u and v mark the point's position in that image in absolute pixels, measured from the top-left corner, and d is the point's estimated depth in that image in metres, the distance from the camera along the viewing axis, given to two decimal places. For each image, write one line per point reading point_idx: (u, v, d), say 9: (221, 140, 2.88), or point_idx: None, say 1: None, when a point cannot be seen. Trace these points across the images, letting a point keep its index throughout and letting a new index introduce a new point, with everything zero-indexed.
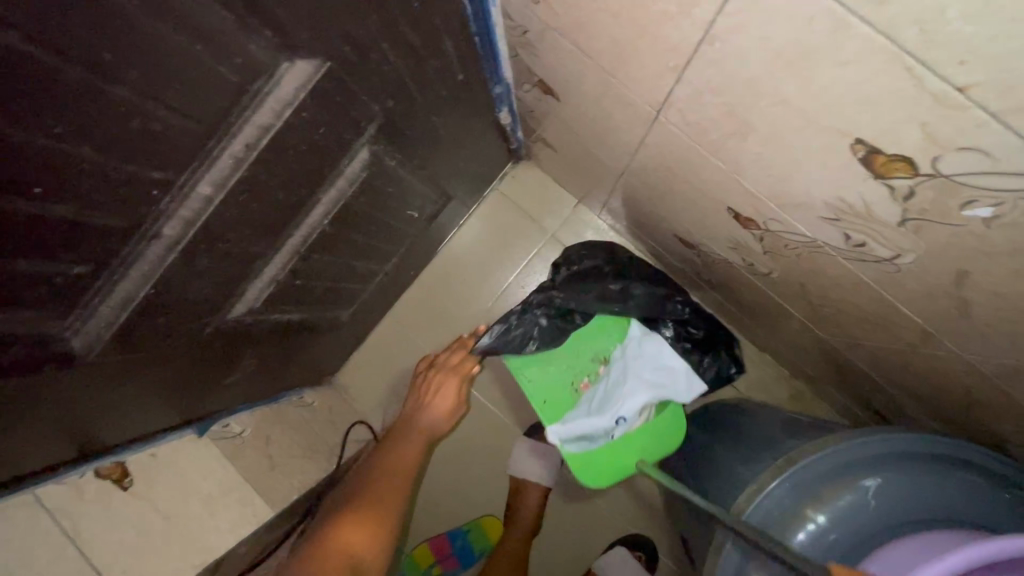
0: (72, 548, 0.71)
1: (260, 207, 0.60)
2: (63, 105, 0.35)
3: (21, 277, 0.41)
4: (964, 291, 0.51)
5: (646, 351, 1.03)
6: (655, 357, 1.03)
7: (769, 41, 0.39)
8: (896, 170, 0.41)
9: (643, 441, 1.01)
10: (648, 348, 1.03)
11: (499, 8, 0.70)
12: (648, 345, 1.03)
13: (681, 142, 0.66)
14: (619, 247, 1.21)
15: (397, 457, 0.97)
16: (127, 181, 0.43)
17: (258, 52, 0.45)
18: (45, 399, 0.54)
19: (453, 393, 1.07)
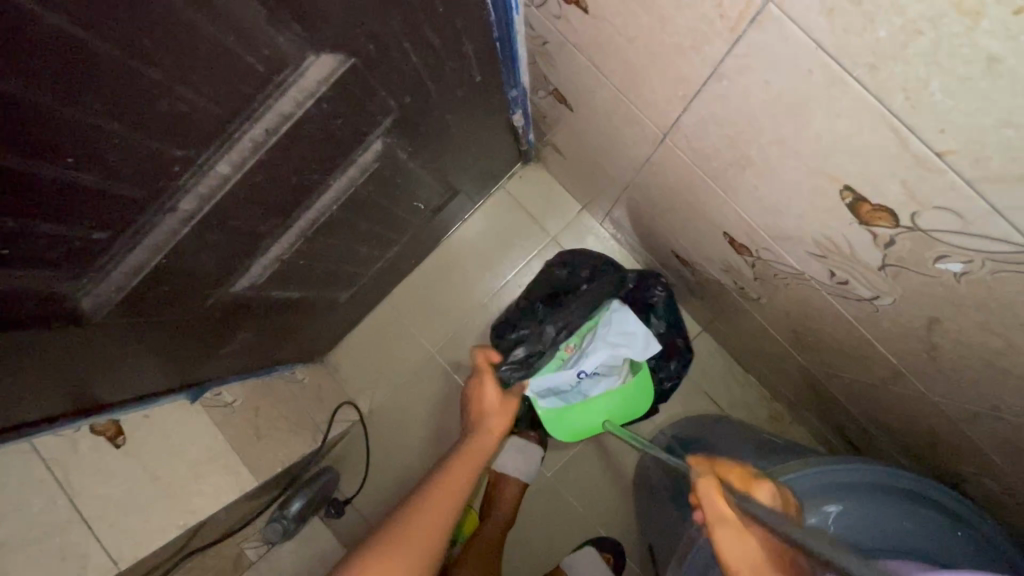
0: (63, 499, 0.71)
1: (274, 188, 0.62)
2: (99, 83, 0.37)
3: (43, 237, 0.43)
4: (935, 337, 0.53)
5: (614, 318, 1.13)
6: (620, 323, 1.12)
7: (772, 85, 0.42)
8: (879, 219, 0.44)
9: (612, 401, 1.17)
10: (614, 313, 1.13)
11: (522, 17, 0.73)
12: (616, 312, 1.13)
13: (684, 165, 0.68)
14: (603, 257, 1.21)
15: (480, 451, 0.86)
16: (153, 157, 0.45)
17: (285, 44, 0.46)
18: (51, 353, 0.56)
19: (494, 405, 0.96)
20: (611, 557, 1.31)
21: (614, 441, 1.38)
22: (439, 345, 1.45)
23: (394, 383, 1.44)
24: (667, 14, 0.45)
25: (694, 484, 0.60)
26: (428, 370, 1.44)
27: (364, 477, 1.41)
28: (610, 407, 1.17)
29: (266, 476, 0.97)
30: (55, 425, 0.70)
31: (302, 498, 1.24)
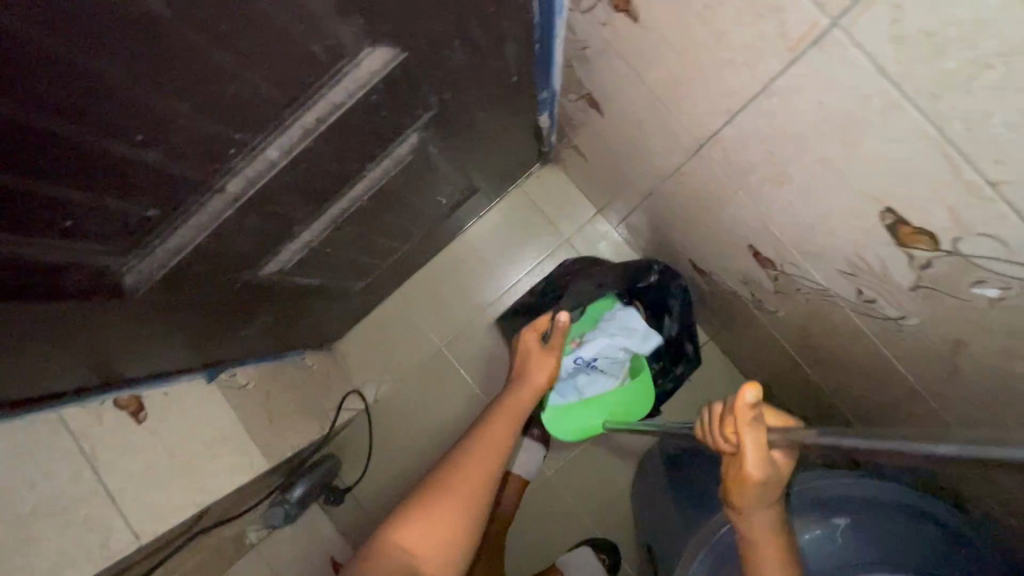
0: (89, 471, 0.71)
1: (315, 175, 0.63)
2: (177, 65, 0.37)
3: (102, 211, 0.44)
4: (959, 360, 0.55)
5: (618, 315, 1.15)
6: (621, 319, 1.14)
7: (824, 105, 0.43)
8: (919, 242, 0.45)
9: (612, 402, 1.15)
10: (615, 309, 1.16)
11: (565, 21, 0.74)
12: (619, 310, 1.15)
13: (716, 177, 0.69)
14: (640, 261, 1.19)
15: (521, 402, 0.88)
16: (214, 139, 0.46)
17: (347, 36, 0.47)
18: (89, 324, 0.56)
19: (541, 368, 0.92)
20: (605, 557, 1.33)
21: (617, 444, 1.39)
22: (447, 340, 1.45)
23: (401, 375, 1.45)
24: (723, 29, 0.46)
25: (746, 431, 0.58)
26: (435, 363, 1.45)
27: (366, 465, 1.42)
28: (609, 405, 1.15)
29: (276, 460, 0.97)
30: (83, 396, 0.71)
31: (305, 484, 1.25)
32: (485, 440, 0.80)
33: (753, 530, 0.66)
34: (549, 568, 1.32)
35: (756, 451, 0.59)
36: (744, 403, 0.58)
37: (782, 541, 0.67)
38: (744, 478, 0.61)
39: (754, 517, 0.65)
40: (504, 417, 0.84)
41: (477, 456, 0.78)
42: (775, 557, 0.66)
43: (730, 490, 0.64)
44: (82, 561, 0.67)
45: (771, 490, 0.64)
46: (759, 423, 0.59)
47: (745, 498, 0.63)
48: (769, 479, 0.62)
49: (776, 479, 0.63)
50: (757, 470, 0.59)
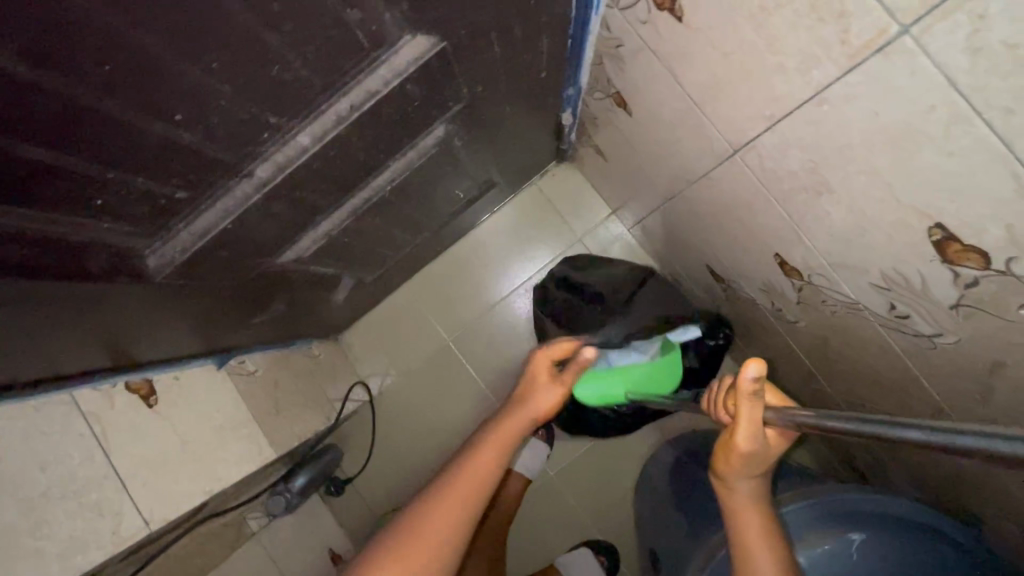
0: (101, 454, 0.69)
1: (342, 164, 0.62)
2: (223, 45, 0.36)
3: (132, 189, 0.43)
4: (994, 381, 0.54)
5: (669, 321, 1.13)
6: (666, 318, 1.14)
7: (880, 116, 0.42)
8: (967, 260, 0.44)
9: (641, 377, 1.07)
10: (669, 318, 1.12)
11: (600, 18, 0.72)
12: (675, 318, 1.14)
13: (748, 184, 0.68)
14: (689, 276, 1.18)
15: (510, 432, 0.76)
16: (249, 122, 0.44)
17: (390, 22, 0.46)
18: (108, 306, 0.55)
19: (546, 395, 0.81)
20: (605, 559, 1.32)
21: (622, 447, 1.38)
22: (454, 336, 1.44)
23: (406, 369, 1.44)
24: (777, 32, 0.45)
25: (741, 403, 0.57)
26: (441, 359, 1.44)
27: (368, 457, 1.42)
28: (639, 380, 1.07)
29: (283, 449, 0.96)
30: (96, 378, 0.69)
31: (307, 474, 1.24)
32: (461, 479, 0.71)
33: (735, 503, 0.66)
34: (548, 569, 1.32)
35: (750, 424, 0.57)
36: (750, 373, 0.54)
37: (767, 518, 0.66)
38: (731, 446, 0.60)
39: (737, 489, 0.65)
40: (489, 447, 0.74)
41: (455, 498, 0.70)
42: (760, 536, 0.65)
43: (718, 459, 0.64)
44: (92, 547, 0.66)
45: (762, 466, 0.63)
46: (757, 398, 0.56)
47: (730, 471, 0.63)
48: (760, 455, 0.61)
49: (770, 456, 0.62)
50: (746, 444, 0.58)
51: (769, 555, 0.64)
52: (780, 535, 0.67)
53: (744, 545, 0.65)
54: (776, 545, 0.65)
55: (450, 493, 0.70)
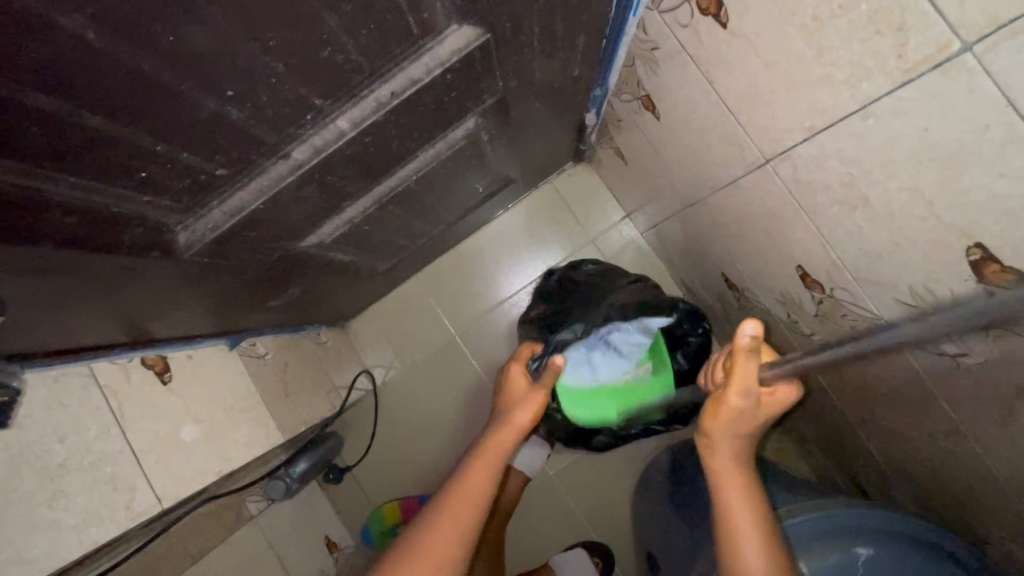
0: (118, 429, 0.69)
1: (374, 151, 0.61)
2: (284, 23, 0.36)
3: (175, 164, 0.42)
4: (1017, 404, 0.54)
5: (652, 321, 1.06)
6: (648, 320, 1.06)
7: (929, 133, 0.42)
8: (1005, 281, 0.45)
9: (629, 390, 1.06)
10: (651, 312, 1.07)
11: (638, 19, 0.72)
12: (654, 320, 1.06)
13: (776, 194, 0.68)
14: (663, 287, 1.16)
15: (497, 446, 0.74)
16: (296, 102, 0.44)
17: (441, 10, 0.46)
18: (137, 281, 0.54)
19: (529, 409, 0.78)
20: (599, 559, 1.32)
21: (622, 450, 1.38)
22: (462, 331, 1.44)
23: (411, 361, 1.44)
24: (828, 44, 0.45)
25: (740, 359, 0.59)
26: (447, 354, 1.44)
27: (367, 449, 1.42)
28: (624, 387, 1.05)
29: (290, 433, 0.96)
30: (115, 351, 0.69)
31: (309, 459, 1.24)
32: (452, 499, 0.69)
33: (720, 466, 0.64)
34: (543, 568, 1.32)
35: (746, 379, 0.60)
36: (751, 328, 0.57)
37: (755, 492, 0.63)
38: (722, 400, 0.62)
39: (721, 453, 0.64)
40: (481, 462, 0.72)
41: (453, 516, 0.68)
42: (744, 509, 0.61)
43: (705, 416, 0.64)
44: (106, 522, 0.65)
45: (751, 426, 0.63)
46: (753, 356, 0.59)
47: (717, 431, 0.63)
48: (751, 415, 0.62)
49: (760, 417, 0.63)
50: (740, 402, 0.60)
51: (754, 529, 0.60)
52: (771, 517, 0.62)
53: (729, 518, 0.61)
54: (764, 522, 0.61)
55: (439, 518, 0.68)
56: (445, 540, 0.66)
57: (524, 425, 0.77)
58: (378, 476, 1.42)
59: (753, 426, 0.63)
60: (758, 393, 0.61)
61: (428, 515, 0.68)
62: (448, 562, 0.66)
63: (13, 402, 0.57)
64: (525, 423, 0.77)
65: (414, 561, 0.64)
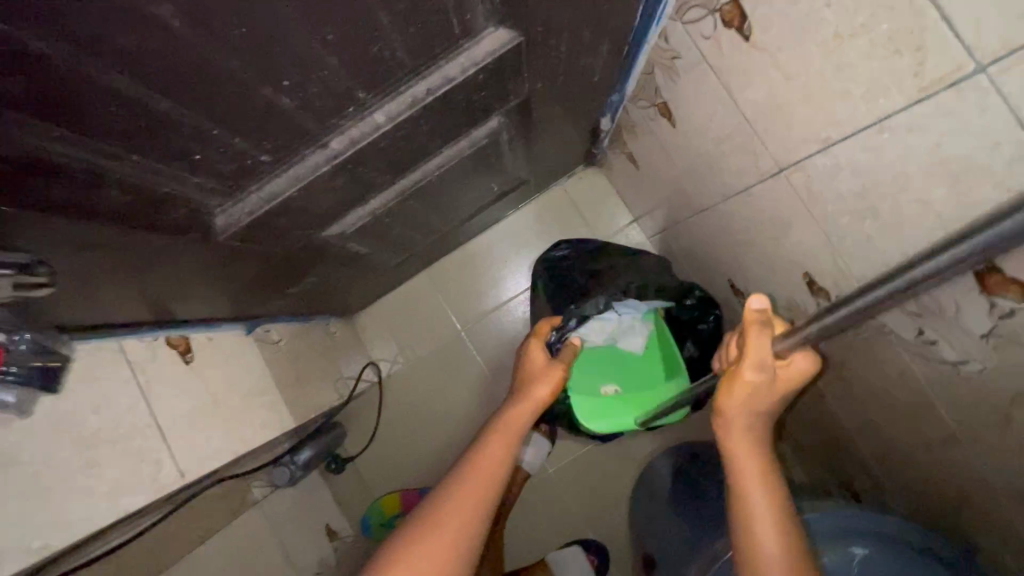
0: (143, 404, 0.70)
1: (404, 146, 0.64)
2: (341, 20, 0.38)
3: (226, 149, 0.44)
4: (1014, 413, 0.56)
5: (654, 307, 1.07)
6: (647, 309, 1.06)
7: (942, 148, 0.44)
8: (1007, 291, 0.47)
9: (639, 381, 1.03)
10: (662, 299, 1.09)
11: (661, 28, 0.75)
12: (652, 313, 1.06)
13: (787, 203, 0.71)
14: (675, 280, 1.17)
15: (516, 422, 0.77)
16: (341, 94, 0.46)
17: (481, 12, 0.48)
18: (173, 260, 0.56)
19: (549, 384, 0.83)
20: (595, 557, 1.34)
21: (621, 451, 1.41)
22: (467, 327, 1.46)
23: (417, 356, 1.46)
24: (849, 61, 0.47)
25: (752, 333, 0.60)
26: (452, 349, 1.46)
27: (370, 439, 1.44)
28: (629, 379, 1.03)
29: (299, 419, 0.98)
30: (143, 329, 0.71)
31: (312, 449, 1.25)
32: (472, 472, 0.72)
33: (733, 447, 0.65)
34: (539, 564, 1.34)
35: (762, 354, 0.60)
36: (760, 302, 0.59)
37: (769, 475, 0.64)
38: (738, 377, 0.61)
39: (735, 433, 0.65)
40: (498, 438, 0.75)
41: (472, 490, 0.70)
42: (758, 490, 0.63)
43: (720, 395, 0.64)
44: None
45: (765, 401, 0.63)
46: (766, 329, 0.59)
47: (731, 408, 0.63)
48: (766, 390, 0.62)
49: (775, 389, 0.63)
50: (754, 375, 0.60)
51: (768, 503, 0.62)
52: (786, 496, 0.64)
53: (743, 493, 0.63)
54: (778, 500, 0.63)
55: (459, 491, 0.70)
56: (467, 511, 0.69)
57: (546, 399, 0.81)
58: (378, 468, 1.44)
59: (771, 399, 0.64)
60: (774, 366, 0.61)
61: (449, 486, 0.71)
62: (468, 531, 0.68)
63: (60, 369, 0.60)
64: (546, 398, 0.81)
65: (434, 530, 0.67)
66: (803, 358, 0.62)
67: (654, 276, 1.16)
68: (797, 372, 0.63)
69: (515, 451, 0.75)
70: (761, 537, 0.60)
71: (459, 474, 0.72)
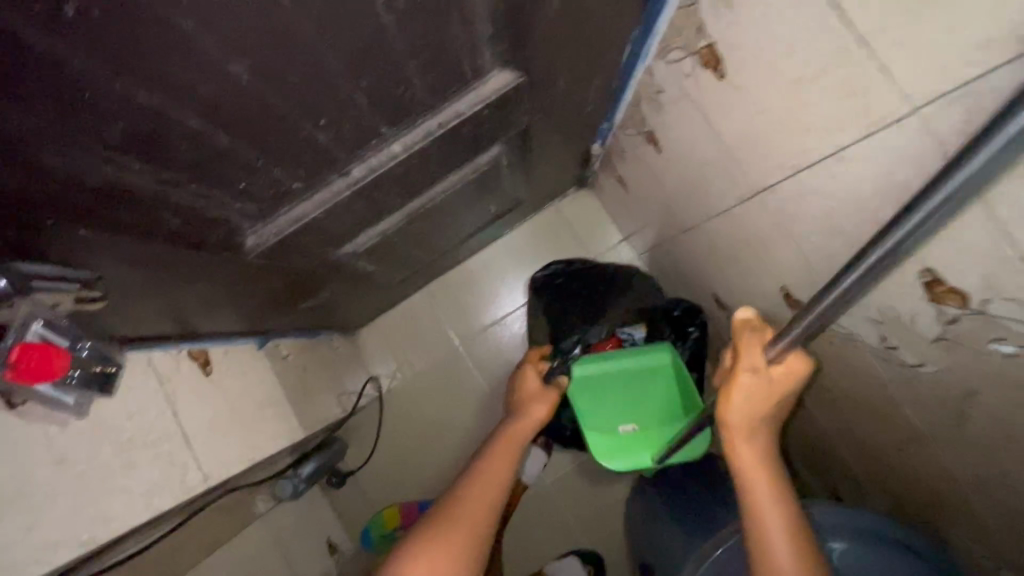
0: (171, 412, 0.74)
1: (415, 173, 0.70)
2: (372, 69, 0.44)
3: (267, 178, 0.50)
4: (967, 410, 0.62)
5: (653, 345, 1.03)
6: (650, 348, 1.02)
7: (888, 175, 0.51)
8: (951, 299, 0.53)
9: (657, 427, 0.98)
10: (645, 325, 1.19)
11: (646, 66, 0.83)
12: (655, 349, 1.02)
13: (764, 222, 0.78)
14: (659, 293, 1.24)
15: (516, 435, 0.85)
16: (366, 129, 0.53)
17: (488, 57, 0.55)
18: (208, 278, 0.61)
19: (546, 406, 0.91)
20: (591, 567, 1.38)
21: None
22: (465, 342, 1.51)
23: (416, 371, 1.50)
24: (809, 100, 0.55)
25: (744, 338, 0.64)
26: (451, 365, 1.51)
27: (371, 454, 1.47)
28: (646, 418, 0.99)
29: (307, 429, 1.02)
30: (171, 342, 0.75)
31: (315, 462, 1.28)
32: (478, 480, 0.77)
33: (740, 461, 0.70)
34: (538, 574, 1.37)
35: (754, 355, 0.63)
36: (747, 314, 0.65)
37: (776, 482, 0.69)
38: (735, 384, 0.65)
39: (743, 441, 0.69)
40: (501, 450, 0.82)
41: (479, 496, 0.76)
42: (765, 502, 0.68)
43: (721, 406, 0.67)
44: None
45: (764, 408, 0.67)
46: (754, 338, 0.64)
47: (732, 418, 0.67)
48: (761, 397, 0.66)
49: (773, 397, 0.67)
50: (749, 380, 0.63)
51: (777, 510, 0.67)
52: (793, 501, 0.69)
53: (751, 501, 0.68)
54: (783, 506, 0.68)
55: (470, 498, 0.76)
56: (474, 516, 0.74)
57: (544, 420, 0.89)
58: (379, 480, 1.47)
59: (771, 404, 0.67)
60: (770, 371, 0.64)
61: (457, 494, 0.76)
62: (474, 536, 0.73)
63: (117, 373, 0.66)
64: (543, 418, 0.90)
65: (444, 531, 0.72)
66: (799, 362, 0.65)
67: (636, 294, 1.23)
68: (794, 376, 0.65)
69: (517, 462, 0.82)
70: (771, 542, 0.66)
71: (467, 480, 0.78)
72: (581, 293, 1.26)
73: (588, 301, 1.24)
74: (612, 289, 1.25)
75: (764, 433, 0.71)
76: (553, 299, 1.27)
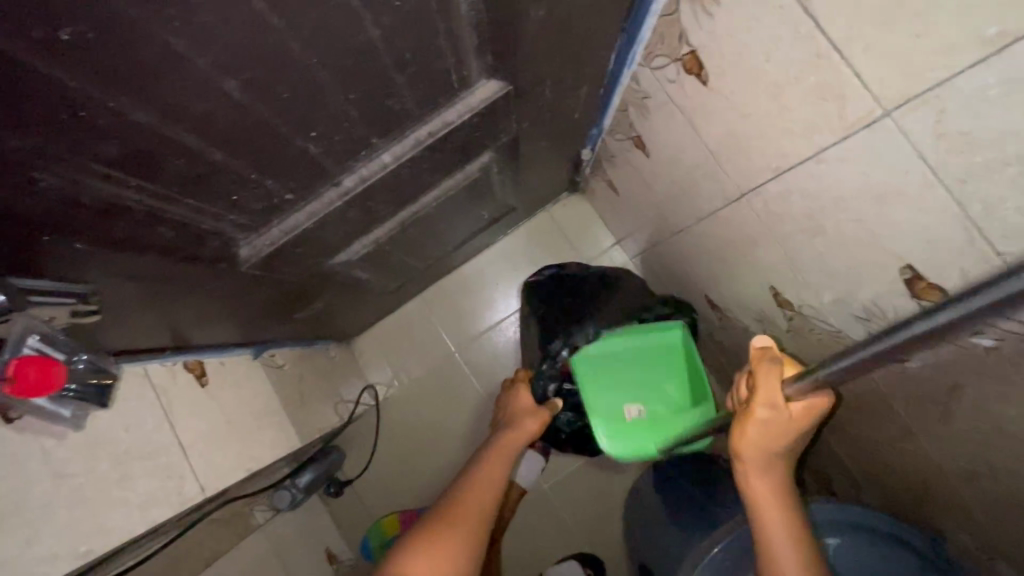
0: (167, 424, 0.75)
1: (406, 181, 0.71)
2: (360, 82, 0.45)
3: (260, 190, 0.51)
4: (953, 404, 0.63)
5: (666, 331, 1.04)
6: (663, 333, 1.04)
7: (867, 176, 0.53)
8: (932, 295, 0.54)
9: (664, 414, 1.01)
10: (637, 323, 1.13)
11: (632, 72, 0.85)
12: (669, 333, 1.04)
13: (751, 224, 0.79)
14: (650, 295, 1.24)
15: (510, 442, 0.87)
16: (356, 140, 0.54)
17: (475, 68, 0.56)
18: (203, 289, 0.62)
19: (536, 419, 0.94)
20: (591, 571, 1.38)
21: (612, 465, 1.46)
22: (461, 348, 1.51)
23: (412, 378, 1.51)
24: (789, 104, 0.56)
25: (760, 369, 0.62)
26: (447, 371, 1.51)
27: (369, 462, 1.47)
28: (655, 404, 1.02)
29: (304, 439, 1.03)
30: (166, 354, 0.76)
31: (312, 472, 1.28)
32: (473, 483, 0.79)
33: (754, 491, 0.69)
34: None
35: (772, 388, 0.62)
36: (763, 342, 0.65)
37: (790, 509, 0.69)
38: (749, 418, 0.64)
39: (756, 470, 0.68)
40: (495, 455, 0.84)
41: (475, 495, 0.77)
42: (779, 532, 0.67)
43: (735, 438, 0.66)
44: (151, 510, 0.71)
45: (779, 440, 0.66)
46: (773, 370, 0.62)
47: (746, 449, 0.66)
48: (776, 431, 0.65)
49: (789, 429, 0.65)
50: (766, 414, 0.62)
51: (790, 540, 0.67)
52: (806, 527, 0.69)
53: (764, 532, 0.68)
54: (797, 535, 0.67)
55: (467, 498, 0.77)
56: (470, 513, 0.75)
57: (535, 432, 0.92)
58: (377, 489, 1.47)
59: (786, 434, 0.66)
60: (785, 407, 0.62)
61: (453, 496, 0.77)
62: (471, 532, 0.73)
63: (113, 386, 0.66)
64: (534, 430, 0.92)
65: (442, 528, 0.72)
66: (818, 398, 0.63)
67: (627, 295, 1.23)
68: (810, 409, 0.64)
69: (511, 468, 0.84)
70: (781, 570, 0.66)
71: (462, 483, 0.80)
72: (571, 295, 1.26)
73: (576, 302, 1.23)
74: (603, 290, 1.25)
75: (780, 463, 0.69)
76: (543, 303, 1.26)
